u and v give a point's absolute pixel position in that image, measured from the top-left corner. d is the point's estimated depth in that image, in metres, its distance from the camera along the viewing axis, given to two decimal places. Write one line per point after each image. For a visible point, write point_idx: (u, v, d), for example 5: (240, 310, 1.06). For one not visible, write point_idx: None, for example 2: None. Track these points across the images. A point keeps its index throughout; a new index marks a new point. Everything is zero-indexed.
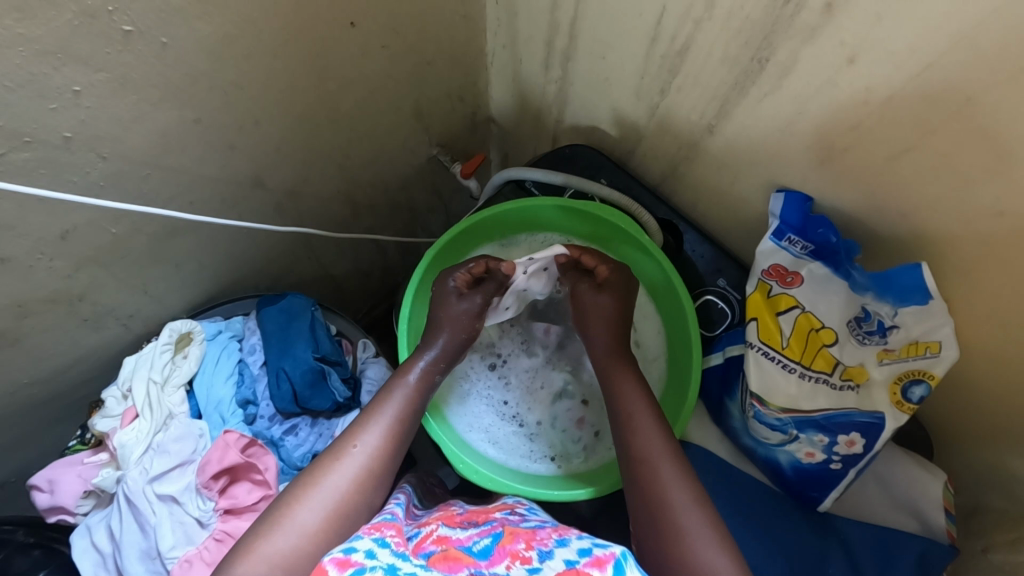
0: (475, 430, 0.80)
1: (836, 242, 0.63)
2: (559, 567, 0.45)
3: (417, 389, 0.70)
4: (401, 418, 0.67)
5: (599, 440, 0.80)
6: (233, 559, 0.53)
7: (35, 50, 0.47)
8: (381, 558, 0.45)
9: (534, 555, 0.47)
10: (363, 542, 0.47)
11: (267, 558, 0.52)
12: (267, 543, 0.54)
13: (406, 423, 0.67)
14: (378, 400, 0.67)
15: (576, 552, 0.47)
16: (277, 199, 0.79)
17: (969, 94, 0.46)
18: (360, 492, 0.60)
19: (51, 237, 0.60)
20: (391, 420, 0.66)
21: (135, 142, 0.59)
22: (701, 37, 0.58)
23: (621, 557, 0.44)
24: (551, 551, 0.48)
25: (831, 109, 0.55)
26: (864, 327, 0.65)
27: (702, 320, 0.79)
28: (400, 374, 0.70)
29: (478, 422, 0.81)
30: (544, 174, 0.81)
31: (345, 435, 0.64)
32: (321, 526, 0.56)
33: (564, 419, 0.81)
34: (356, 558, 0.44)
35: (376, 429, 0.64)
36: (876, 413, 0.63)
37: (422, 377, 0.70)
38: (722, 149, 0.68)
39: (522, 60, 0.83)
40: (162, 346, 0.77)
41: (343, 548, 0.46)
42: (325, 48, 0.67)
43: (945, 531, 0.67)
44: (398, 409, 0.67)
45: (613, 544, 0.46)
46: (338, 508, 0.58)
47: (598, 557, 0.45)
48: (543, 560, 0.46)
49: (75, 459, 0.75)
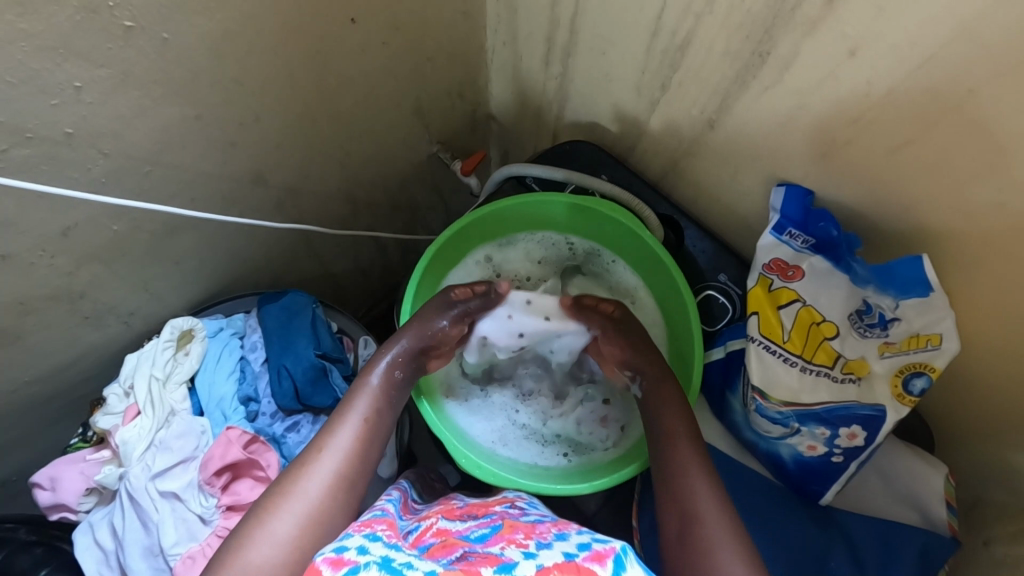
0: (497, 442, 0.80)
1: (837, 236, 0.63)
2: (556, 557, 0.45)
3: (381, 390, 0.70)
4: (366, 419, 0.66)
5: (625, 434, 0.81)
6: (217, 569, 0.54)
7: (37, 46, 0.47)
8: (373, 552, 0.45)
9: (532, 543, 0.48)
10: (355, 539, 0.48)
11: (246, 567, 0.53)
12: (243, 554, 0.54)
13: (373, 422, 0.67)
14: (345, 402, 0.68)
15: (575, 545, 0.47)
16: (278, 196, 0.79)
17: (969, 85, 0.47)
18: (333, 497, 0.60)
19: (52, 234, 0.60)
20: (360, 422, 0.66)
21: (136, 139, 0.59)
22: (701, 32, 0.58)
23: (621, 552, 0.44)
24: (550, 543, 0.48)
25: (831, 102, 0.55)
26: (865, 320, 0.65)
27: (703, 315, 0.79)
28: (362, 378, 0.70)
29: (499, 436, 0.81)
30: (546, 170, 0.82)
31: (313, 440, 0.64)
32: (295, 531, 0.57)
33: (588, 420, 0.82)
34: (348, 557, 0.44)
35: (342, 435, 0.64)
36: (877, 405, 0.63)
37: (385, 377, 0.71)
38: (722, 144, 0.69)
39: (522, 56, 0.83)
40: (164, 343, 0.76)
41: (336, 547, 0.46)
42: (326, 45, 0.67)
43: (947, 524, 0.67)
44: (363, 411, 0.67)
45: (613, 538, 0.47)
46: (312, 515, 0.58)
47: (597, 551, 0.45)
48: (539, 548, 0.46)
49: (77, 457, 0.74)
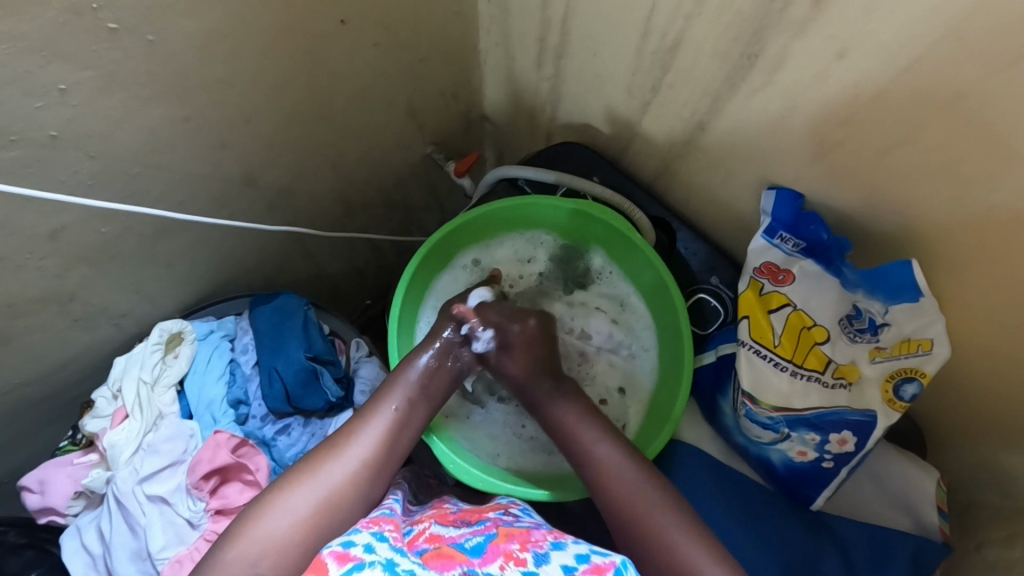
0: (501, 456, 0.79)
1: (827, 240, 0.64)
2: (555, 573, 0.44)
3: (420, 386, 0.70)
4: (401, 412, 0.67)
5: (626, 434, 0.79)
6: (229, 539, 0.55)
7: (20, 48, 0.46)
8: (379, 552, 0.45)
9: (529, 557, 0.47)
10: (362, 536, 0.48)
11: (257, 543, 0.54)
12: (258, 528, 0.55)
13: (408, 417, 0.68)
14: (383, 391, 0.69)
15: (574, 558, 0.47)
16: (269, 197, 0.79)
17: (959, 88, 0.46)
18: (355, 480, 0.60)
19: (40, 236, 0.60)
20: (392, 412, 0.67)
21: (124, 140, 0.59)
22: (692, 33, 0.58)
23: (621, 567, 0.44)
24: (547, 554, 0.47)
25: (822, 105, 0.55)
26: (855, 325, 0.65)
27: (695, 318, 0.79)
28: (404, 368, 0.70)
29: (502, 447, 0.80)
30: (537, 173, 0.82)
31: (349, 426, 0.65)
32: (313, 512, 0.57)
33: None
34: (355, 553, 0.44)
35: (379, 422, 0.65)
36: (868, 412, 0.63)
37: (427, 371, 0.71)
38: (714, 146, 0.68)
39: (515, 57, 0.82)
40: (153, 346, 0.76)
41: (342, 542, 0.46)
42: (316, 45, 0.67)
43: (939, 529, 0.67)
44: (400, 403, 0.68)
45: (612, 551, 0.46)
46: (331, 498, 0.58)
47: (597, 564, 0.45)
48: (539, 564, 0.46)
49: (65, 460, 0.74)
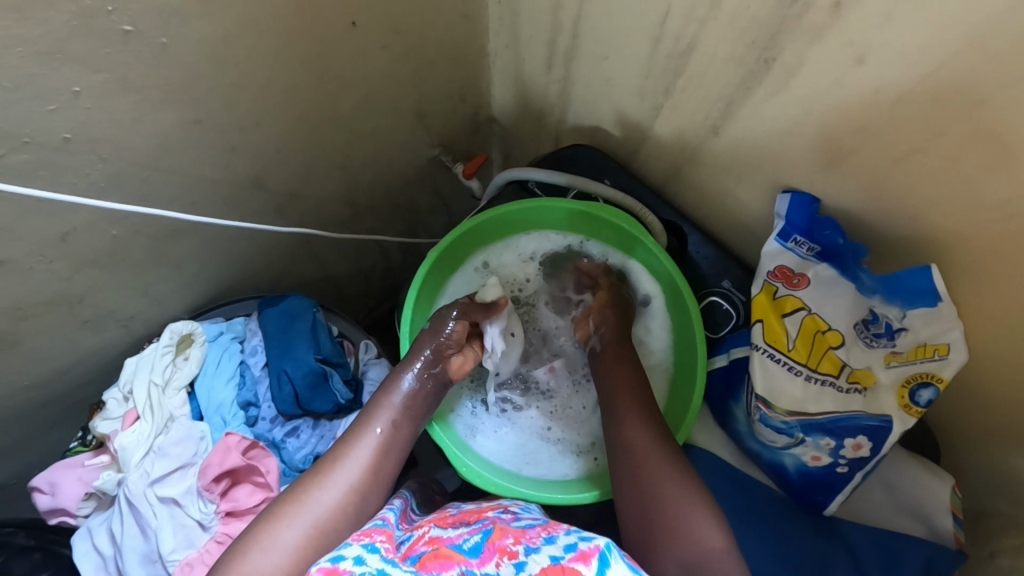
0: (528, 464, 0.78)
1: (843, 244, 0.63)
2: (545, 562, 0.44)
3: (403, 409, 0.70)
4: (387, 434, 0.67)
5: None
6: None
7: (33, 51, 0.46)
8: (369, 564, 0.45)
9: (522, 550, 0.47)
10: (352, 549, 0.48)
11: None
12: (248, 563, 0.54)
13: (394, 439, 0.68)
14: (366, 415, 0.69)
15: (562, 547, 0.46)
16: (278, 200, 0.79)
17: (979, 94, 0.46)
18: (345, 506, 0.60)
19: (50, 239, 0.60)
20: (378, 435, 0.67)
21: (135, 143, 0.58)
22: (706, 36, 0.58)
23: (606, 550, 0.44)
24: (538, 546, 0.47)
25: (836, 109, 0.54)
26: (871, 330, 0.64)
27: (707, 321, 0.79)
28: (386, 393, 0.70)
29: (528, 455, 0.79)
30: (548, 174, 0.81)
31: (333, 452, 0.65)
32: (303, 544, 0.56)
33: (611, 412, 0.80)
34: (345, 566, 0.44)
35: (365, 446, 0.65)
36: (883, 417, 0.62)
37: (408, 394, 0.71)
38: (725, 149, 0.68)
39: (524, 60, 0.82)
40: (163, 348, 0.76)
41: (332, 557, 0.46)
42: (327, 48, 0.66)
43: (953, 536, 0.66)
44: (385, 426, 0.68)
45: (597, 536, 0.46)
46: (321, 525, 0.58)
47: (582, 550, 0.45)
48: (529, 554, 0.46)
49: (76, 461, 0.74)
